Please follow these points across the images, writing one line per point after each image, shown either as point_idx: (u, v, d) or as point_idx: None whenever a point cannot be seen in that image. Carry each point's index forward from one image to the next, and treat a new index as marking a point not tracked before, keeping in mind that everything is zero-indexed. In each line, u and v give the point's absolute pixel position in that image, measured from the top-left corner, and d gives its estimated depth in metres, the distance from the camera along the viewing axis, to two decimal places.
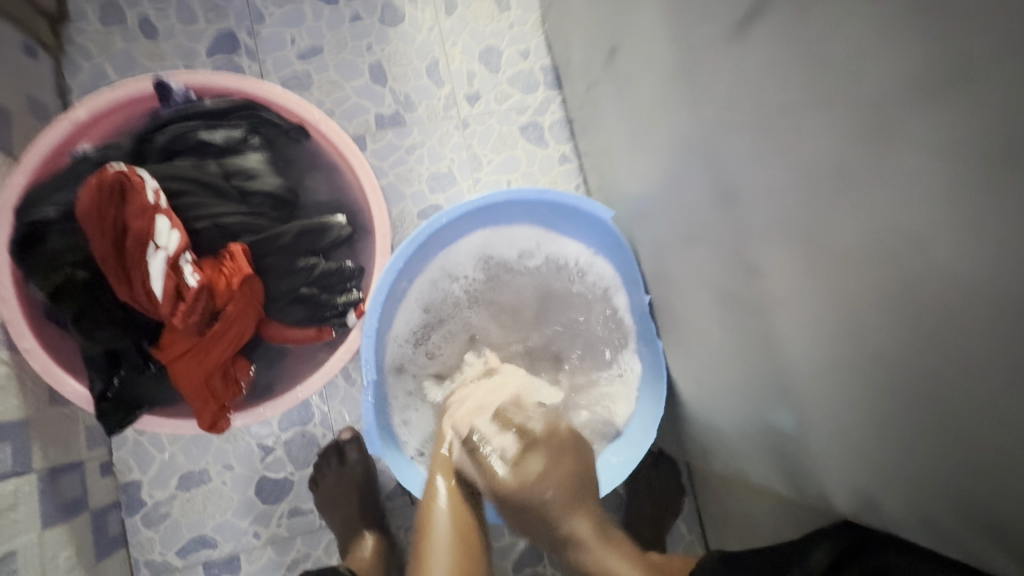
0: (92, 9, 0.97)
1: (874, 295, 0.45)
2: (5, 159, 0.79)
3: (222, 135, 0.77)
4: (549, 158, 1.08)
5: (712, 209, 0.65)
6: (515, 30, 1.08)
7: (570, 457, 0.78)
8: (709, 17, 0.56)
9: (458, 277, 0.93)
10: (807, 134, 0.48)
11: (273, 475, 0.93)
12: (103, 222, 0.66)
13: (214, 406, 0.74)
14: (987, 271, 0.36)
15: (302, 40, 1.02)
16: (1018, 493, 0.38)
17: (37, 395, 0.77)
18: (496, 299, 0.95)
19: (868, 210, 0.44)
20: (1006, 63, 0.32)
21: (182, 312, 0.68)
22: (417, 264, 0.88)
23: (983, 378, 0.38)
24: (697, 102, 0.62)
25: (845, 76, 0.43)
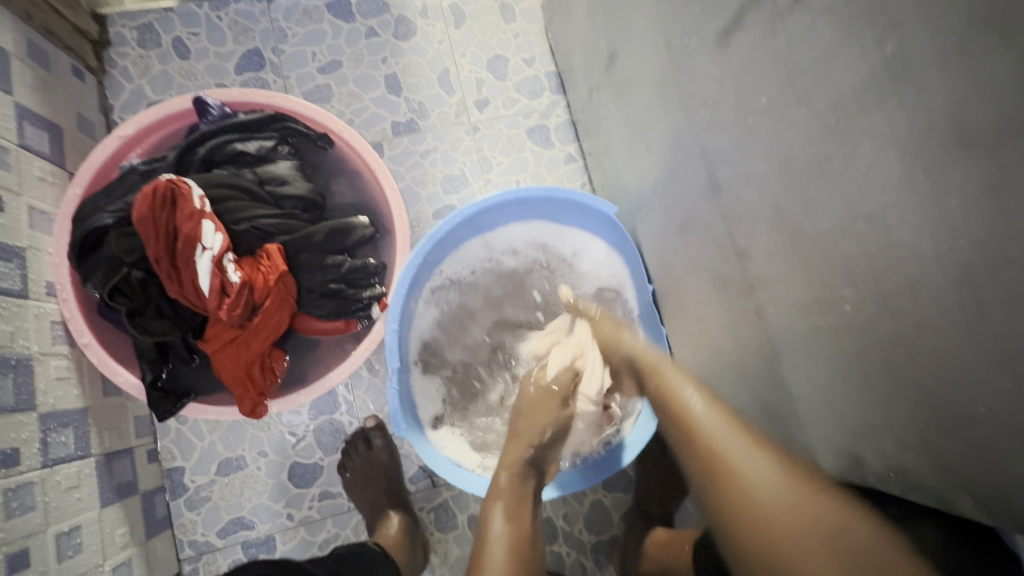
0: (131, 34, 1.06)
1: (844, 271, 0.51)
2: (61, 173, 0.87)
3: (255, 145, 0.85)
4: (556, 158, 1.14)
5: (705, 202, 0.70)
6: (520, 39, 1.15)
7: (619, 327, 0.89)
8: (697, 28, 0.62)
9: (494, 258, 1.00)
10: (783, 129, 0.54)
11: (304, 460, 1.00)
12: (154, 226, 0.73)
13: (253, 393, 0.81)
14: (935, 243, 0.42)
15: (323, 56, 1.10)
16: (973, 438, 0.43)
17: (94, 387, 0.85)
18: (526, 282, 1.01)
19: (838, 196, 0.49)
20: (935, 62, 0.38)
21: (226, 306, 0.75)
22: (454, 237, 0.96)
23: (936, 337, 0.44)
24: (688, 104, 0.68)
25: (813, 78, 0.49)
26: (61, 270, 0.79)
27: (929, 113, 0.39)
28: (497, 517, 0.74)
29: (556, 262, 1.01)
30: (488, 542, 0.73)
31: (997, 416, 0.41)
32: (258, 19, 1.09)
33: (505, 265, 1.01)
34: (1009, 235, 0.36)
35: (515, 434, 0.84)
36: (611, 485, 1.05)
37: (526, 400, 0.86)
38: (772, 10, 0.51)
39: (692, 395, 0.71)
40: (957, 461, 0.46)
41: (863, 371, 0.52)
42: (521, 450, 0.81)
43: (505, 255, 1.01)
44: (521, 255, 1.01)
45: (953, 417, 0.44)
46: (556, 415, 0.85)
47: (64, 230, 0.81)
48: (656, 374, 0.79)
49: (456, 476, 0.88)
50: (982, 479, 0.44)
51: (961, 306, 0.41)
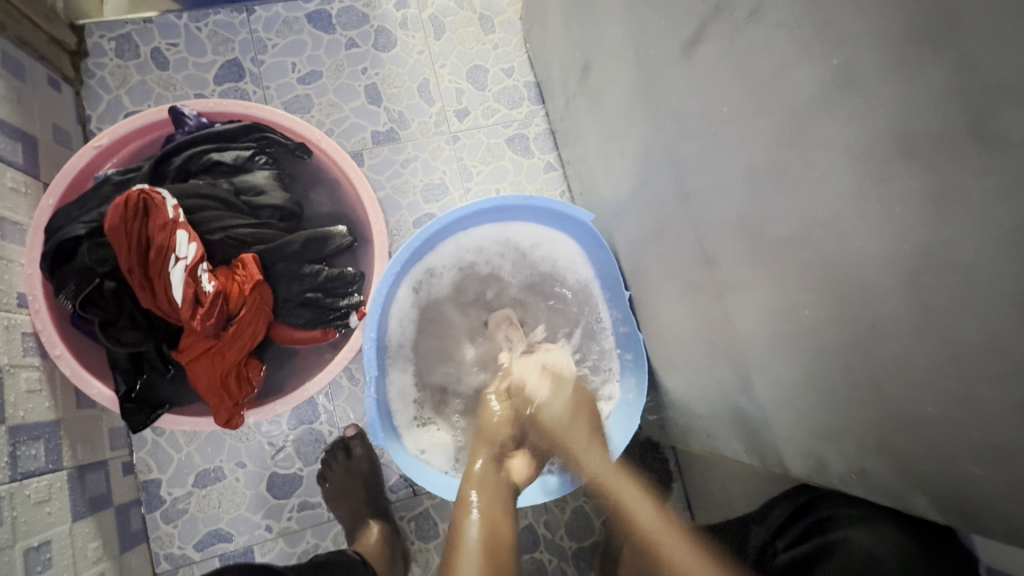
0: (110, 44, 1.06)
1: (805, 276, 0.52)
2: (35, 183, 0.87)
3: (231, 155, 0.85)
4: (535, 166, 1.15)
5: (675, 210, 0.72)
6: (499, 50, 1.17)
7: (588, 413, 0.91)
8: (662, 40, 0.64)
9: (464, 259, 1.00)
10: (743, 138, 0.55)
11: (284, 471, 0.99)
12: (128, 237, 0.73)
13: (229, 403, 0.81)
14: (883, 248, 0.43)
15: (303, 67, 1.10)
16: (927, 437, 0.45)
17: (67, 398, 0.84)
18: (487, 277, 1.02)
19: (795, 204, 0.51)
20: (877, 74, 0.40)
21: (200, 316, 0.74)
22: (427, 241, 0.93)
23: (889, 341, 0.45)
24: (656, 115, 0.70)
25: (769, 90, 0.50)
26: (33, 281, 0.79)
27: (875, 122, 0.41)
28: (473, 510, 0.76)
29: (518, 258, 1.02)
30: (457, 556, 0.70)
31: (945, 416, 0.42)
32: (238, 30, 1.09)
33: (468, 261, 1.01)
34: (949, 242, 0.38)
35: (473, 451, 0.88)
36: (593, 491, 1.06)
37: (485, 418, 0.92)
38: (731, 24, 0.52)
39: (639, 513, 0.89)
40: (910, 459, 0.47)
41: (824, 373, 0.53)
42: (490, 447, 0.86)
43: (469, 251, 1.00)
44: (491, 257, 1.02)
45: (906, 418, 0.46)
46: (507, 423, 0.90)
47: (37, 240, 0.80)
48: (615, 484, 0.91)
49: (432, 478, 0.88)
50: (936, 478, 0.45)
51: (908, 311, 0.43)
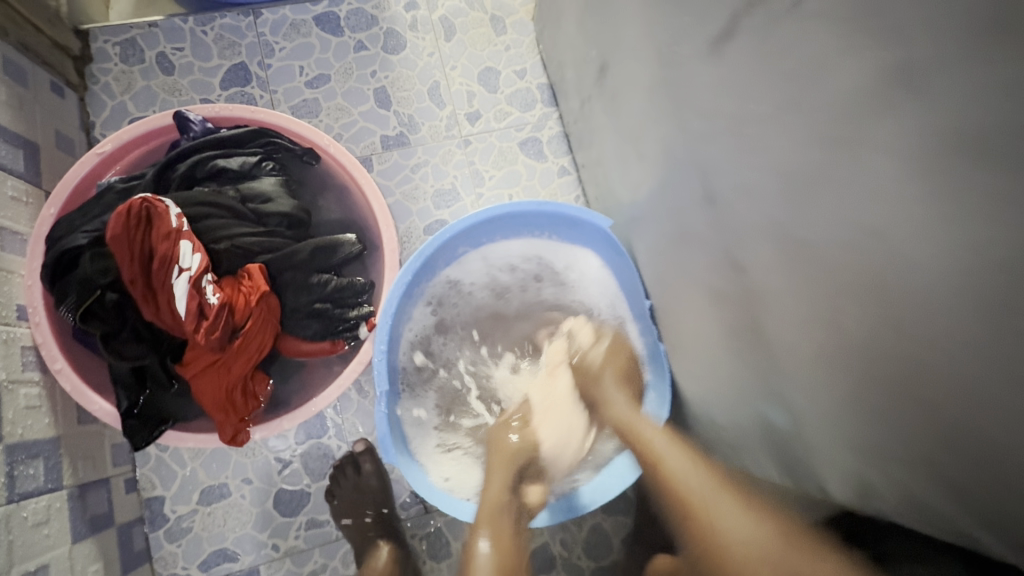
0: (114, 49, 1.04)
1: (851, 289, 0.48)
2: (36, 192, 0.84)
3: (238, 161, 0.83)
4: (549, 171, 1.12)
5: (700, 217, 0.68)
6: (511, 51, 1.13)
7: (625, 356, 0.90)
8: (688, 36, 0.60)
9: (490, 275, 0.98)
10: (780, 141, 0.51)
11: (291, 487, 0.96)
12: (131, 247, 0.69)
13: (234, 419, 0.77)
14: (947, 252, 0.39)
15: (310, 70, 1.08)
16: (996, 462, 0.40)
17: (67, 414, 0.81)
18: (517, 294, 1.00)
19: (840, 210, 0.47)
20: (942, 63, 0.38)
21: (203, 329, 0.71)
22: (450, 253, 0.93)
23: (951, 352, 0.41)
24: (681, 117, 0.66)
25: (811, 87, 0.47)
26: (34, 293, 0.77)
27: (958, 118, 0.37)
28: (484, 538, 0.77)
29: (552, 278, 0.99)
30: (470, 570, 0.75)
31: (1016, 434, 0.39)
32: (244, 33, 1.07)
33: (502, 282, 0.99)
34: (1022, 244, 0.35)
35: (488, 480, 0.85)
36: (611, 508, 1.02)
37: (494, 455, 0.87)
38: (767, 17, 0.48)
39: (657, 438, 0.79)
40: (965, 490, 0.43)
41: (869, 395, 0.49)
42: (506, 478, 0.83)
43: (502, 271, 0.98)
44: (519, 272, 0.99)
45: (964, 445, 0.42)
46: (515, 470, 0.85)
47: (37, 250, 0.78)
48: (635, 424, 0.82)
49: (451, 505, 0.83)
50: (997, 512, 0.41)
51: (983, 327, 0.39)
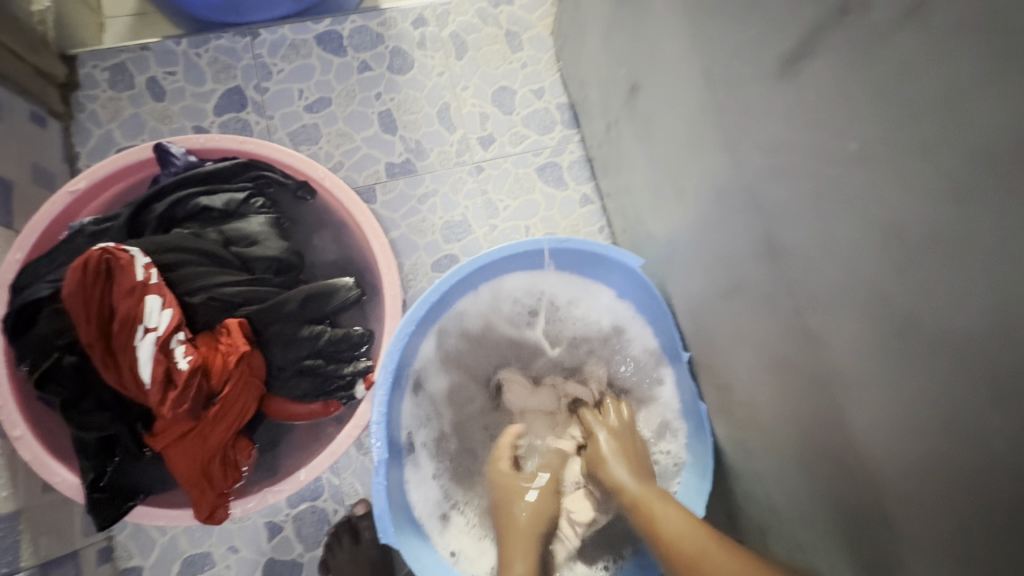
0: (102, 75, 0.97)
1: (995, 392, 0.35)
2: (5, 233, 0.77)
3: (222, 199, 0.74)
4: (569, 200, 1.01)
5: (757, 267, 0.57)
6: (528, 69, 1.04)
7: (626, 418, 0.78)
8: (748, 52, 0.49)
9: (499, 319, 0.86)
10: (885, 186, 0.39)
11: (282, 557, 0.86)
12: (88, 305, 0.61)
13: (211, 495, 0.68)
14: None
15: (310, 93, 1.00)
16: None
17: (30, 483, 0.72)
18: (526, 343, 0.87)
19: (984, 282, 0.34)
20: None
21: (171, 400, 0.62)
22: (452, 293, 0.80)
23: None
24: (736, 148, 0.55)
25: (953, 116, 0.34)
26: None
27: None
28: None
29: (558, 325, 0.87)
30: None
31: None
32: (240, 55, 0.99)
33: (510, 326, 0.86)
34: None
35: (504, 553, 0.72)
36: None
37: (506, 525, 0.73)
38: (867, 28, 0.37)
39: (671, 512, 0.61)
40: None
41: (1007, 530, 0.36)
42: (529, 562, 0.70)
43: (512, 312, 0.86)
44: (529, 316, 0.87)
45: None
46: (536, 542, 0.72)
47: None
48: (641, 489, 0.66)
49: None
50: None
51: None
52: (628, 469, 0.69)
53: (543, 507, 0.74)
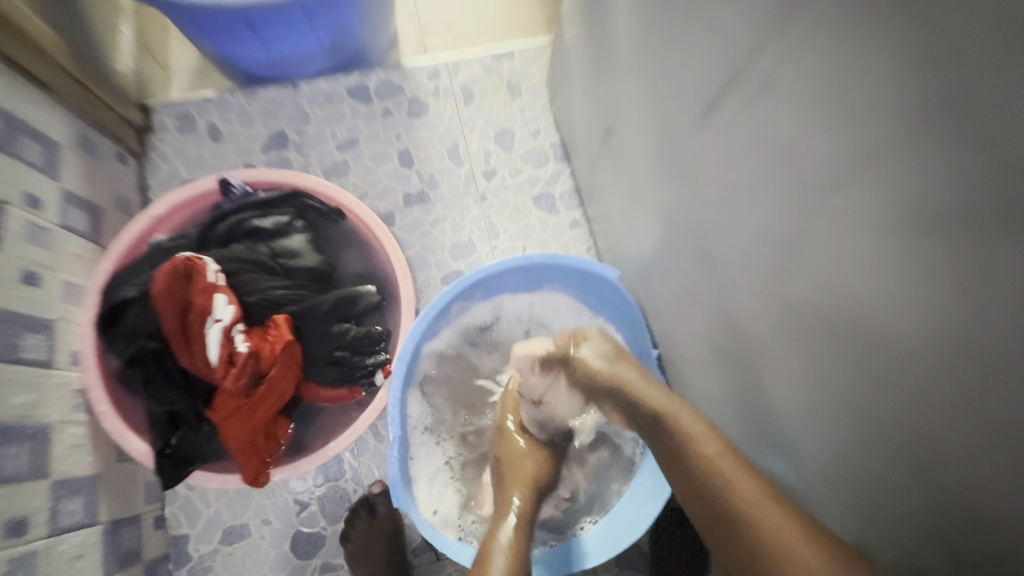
0: (171, 121, 1.17)
1: (838, 347, 0.49)
2: (95, 249, 0.95)
3: (271, 221, 0.91)
4: (561, 224, 1.17)
5: (697, 270, 0.71)
6: (526, 113, 1.22)
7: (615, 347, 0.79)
8: (677, 107, 0.64)
9: (498, 326, 1.01)
10: (762, 204, 0.54)
11: (307, 529, 0.99)
12: (171, 300, 0.77)
13: (256, 461, 0.82)
14: (917, 322, 0.40)
15: (341, 134, 1.18)
16: (970, 524, 0.40)
17: (106, 453, 0.87)
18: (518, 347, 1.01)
19: (822, 269, 0.48)
20: (885, 146, 0.38)
21: (231, 376, 0.77)
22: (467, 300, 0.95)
23: (926, 412, 0.41)
24: (676, 177, 0.70)
25: (785, 157, 0.49)
26: (87, 340, 0.85)
27: (953, 188, 0.34)
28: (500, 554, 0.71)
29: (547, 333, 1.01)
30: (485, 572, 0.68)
31: (993, 501, 0.38)
32: (284, 104, 1.19)
33: (506, 333, 1.01)
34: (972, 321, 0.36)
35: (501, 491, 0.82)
36: (624, 562, 1.01)
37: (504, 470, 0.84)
38: (740, 95, 0.52)
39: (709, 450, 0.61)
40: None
41: (930, 497, 0.43)
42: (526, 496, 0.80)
43: (508, 321, 1.01)
44: (524, 324, 1.01)
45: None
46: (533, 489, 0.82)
47: (93, 302, 0.87)
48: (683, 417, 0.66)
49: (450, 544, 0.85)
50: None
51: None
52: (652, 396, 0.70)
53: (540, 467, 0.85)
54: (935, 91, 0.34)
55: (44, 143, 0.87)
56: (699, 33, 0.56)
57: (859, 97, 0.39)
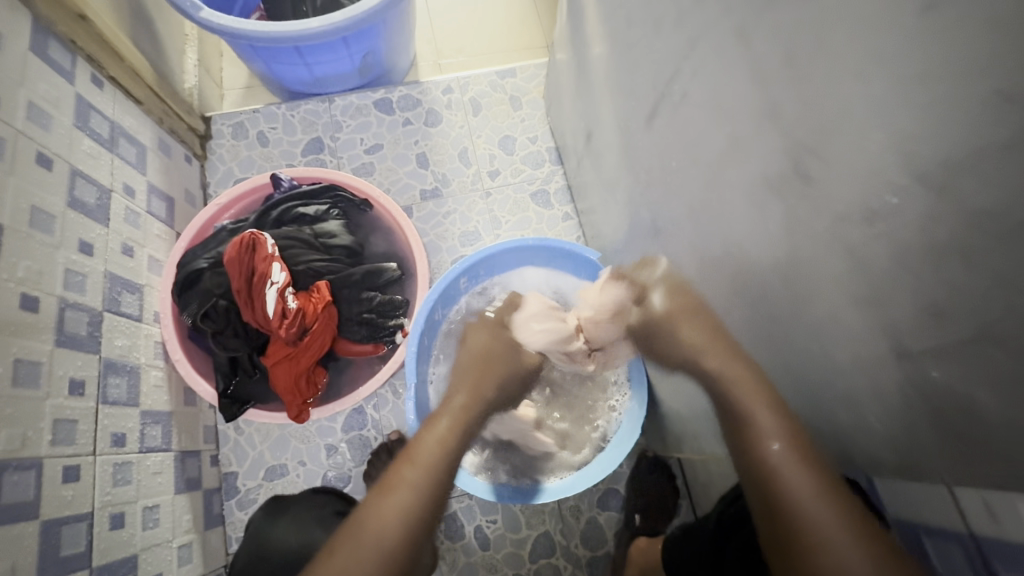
0: (227, 130, 1.39)
1: (731, 288, 0.66)
2: (169, 232, 1.16)
3: (313, 209, 1.11)
4: (555, 217, 1.36)
5: (650, 241, 0.88)
6: (525, 123, 1.42)
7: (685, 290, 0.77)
8: (632, 113, 0.83)
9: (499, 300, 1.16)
10: (685, 185, 0.71)
11: (336, 470, 1.17)
12: (239, 265, 0.98)
13: (299, 400, 1.02)
14: (768, 262, 0.57)
15: (368, 140, 1.39)
16: (819, 402, 0.58)
17: (178, 396, 1.07)
18: None
19: (717, 231, 0.65)
20: (740, 139, 0.57)
21: (284, 326, 0.97)
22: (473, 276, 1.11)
23: (784, 326, 0.58)
24: (634, 169, 0.88)
25: (695, 147, 0.66)
26: (165, 302, 1.06)
27: (769, 167, 0.52)
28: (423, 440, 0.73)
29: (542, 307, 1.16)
30: (415, 455, 0.71)
31: (822, 378, 0.55)
32: (321, 115, 1.40)
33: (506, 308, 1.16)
34: (796, 252, 0.52)
35: (454, 390, 0.84)
36: (605, 504, 1.18)
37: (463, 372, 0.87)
38: (669, 104, 0.70)
39: (778, 445, 0.56)
40: (846, 443, 0.56)
41: (790, 388, 0.62)
42: (472, 397, 0.82)
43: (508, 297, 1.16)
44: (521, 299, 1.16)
45: (849, 433, 0.55)
46: (483, 400, 0.83)
47: (170, 273, 1.08)
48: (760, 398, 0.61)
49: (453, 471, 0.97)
50: (883, 468, 0.52)
51: (863, 329, 0.47)
52: (733, 363, 0.65)
53: (498, 379, 0.87)
54: (762, 102, 0.52)
55: (135, 144, 1.09)
56: (644, 58, 0.74)
57: (728, 106, 0.58)
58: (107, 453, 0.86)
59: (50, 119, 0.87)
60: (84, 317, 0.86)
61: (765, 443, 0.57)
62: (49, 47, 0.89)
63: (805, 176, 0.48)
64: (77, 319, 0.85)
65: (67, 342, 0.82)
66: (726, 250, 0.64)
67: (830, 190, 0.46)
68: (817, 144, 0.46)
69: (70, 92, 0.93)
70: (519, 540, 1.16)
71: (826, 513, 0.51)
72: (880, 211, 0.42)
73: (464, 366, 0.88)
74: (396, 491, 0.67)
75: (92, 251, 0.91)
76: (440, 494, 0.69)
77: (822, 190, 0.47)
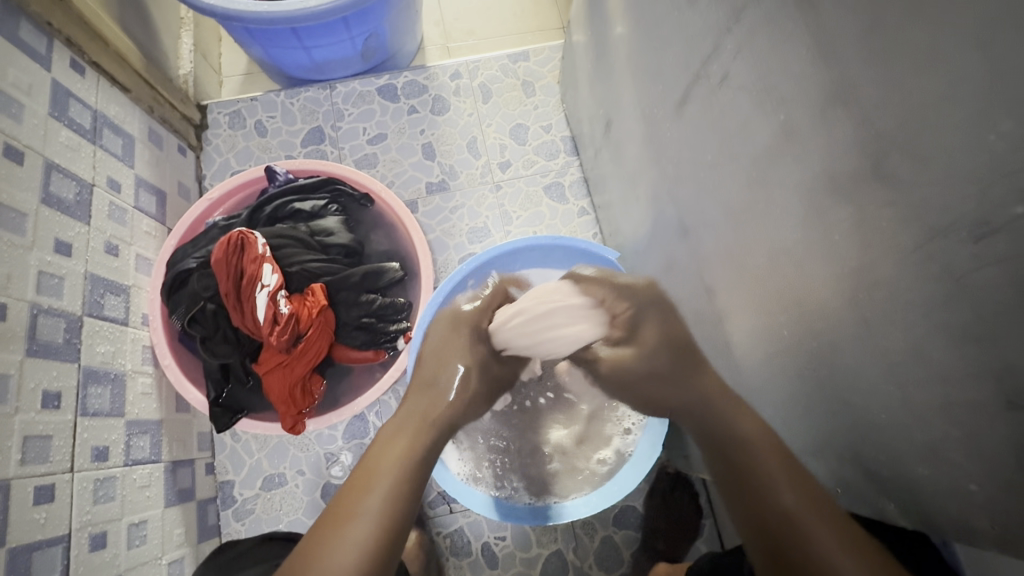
0: (224, 118, 1.31)
1: (772, 302, 0.57)
2: (160, 228, 1.10)
3: (310, 204, 1.04)
4: (570, 212, 1.27)
5: (678, 244, 0.78)
6: (539, 110, 1.32)
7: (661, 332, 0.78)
8: (659, 99, 0.73)
9: None
10: (721, 182, 0.61)
11: (336, 480, 1.09)
12: (227, 266, 0.93)
13: (293, 411, 0.95)
14: (829, 276, 0.48)
15: (371, 130, 1.31)
16: (885, 444, 0.49)
17: (169, 403, 1.01)
18: None
19: (764, 236, 0.55)
20: (799, 129, 0.47)
21: (276, 332, 0.92)
22: (482, 277, 1.02)
23: (843, 354, 0.49)
24: (659, 163, 0.78)
25: (736, 137, 0.57)
26: (154, 303, 1.00)
27: (842, 162, 0.43)
28: (388, 455, 0.69)
29: None
30: (370, 480, 0.65)
31: (892, 417, 0.46)
32: (322, 103, 1.32)
33: None
34: (871, 265, 0.43)
35: (409, 399, 0.79)
36: (621, 521, 1.09)
37: (417, 393, 0.79)
38: (707, 86, 0.60)
39: (776, 469, 0.59)
40: (921, 495, 0.47)
41: (842, 423, 0.53)
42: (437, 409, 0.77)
43: None
44: None
45: (925, 487, 0.46)
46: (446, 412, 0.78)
47: (159, 273, 1.02)
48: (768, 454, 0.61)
49: (446, 479, 0.91)
50: (978, 534, 0.44)
51: (963, 368, 0.38)
52: (734, 406, 0.66)
53: (463, 386, 0.82)
54: (831, 83, 0.42)
55: (122, 135, 1.02)
56: (675, 35, 0.64)
57: (782, 88, 0.48)
58: (87, 469, 0.80)
59: (22, 108, 0.80)
60: (60, 323, 0.80)
61: (764, 474, 0.59)
62: (21, 29, 0.82)
63: (888, 173, 0.39)
64: (53, 325, 0.79)
65: (40, 351, 0.76)
66: (776, 259, 0.54)
67: (927, 194, 0.36)
68: (911, 135, 0.37)
69: (46, 79, 0.86)
70: (529, 559, 1.08)
71: (829, 536, 0.53)
72: (1002, 223, 0.32)
73: (418, 377, 0.82)
74: (356, 517, 0.62)
75: (71, 251, 0.85)
76: (407, 513, 0.65)
77: (913, 193, 0.37)
